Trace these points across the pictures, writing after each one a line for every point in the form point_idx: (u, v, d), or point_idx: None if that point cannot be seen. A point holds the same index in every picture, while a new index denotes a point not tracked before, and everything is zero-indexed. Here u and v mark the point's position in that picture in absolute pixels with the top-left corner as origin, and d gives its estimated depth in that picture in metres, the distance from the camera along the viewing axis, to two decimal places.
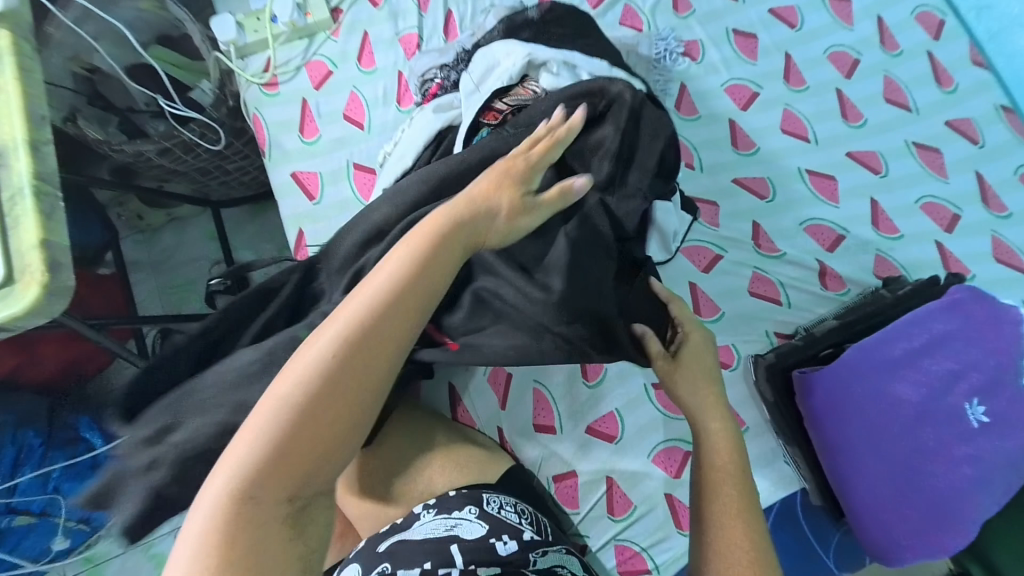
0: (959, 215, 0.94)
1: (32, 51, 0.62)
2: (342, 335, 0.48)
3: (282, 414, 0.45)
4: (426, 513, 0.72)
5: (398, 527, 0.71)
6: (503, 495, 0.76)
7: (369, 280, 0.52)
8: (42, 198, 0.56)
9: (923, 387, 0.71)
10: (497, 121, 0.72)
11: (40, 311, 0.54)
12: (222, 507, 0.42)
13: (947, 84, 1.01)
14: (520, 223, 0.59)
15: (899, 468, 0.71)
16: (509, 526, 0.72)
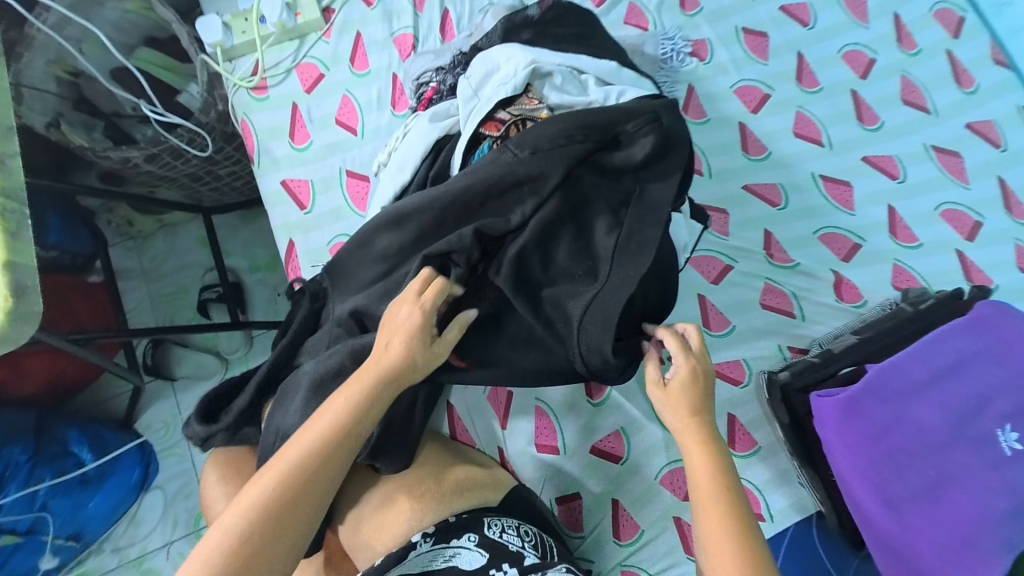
0: (981, 223, 0.90)
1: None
2: (291, 466, 0.58)
3: (233, 536, 0.55)
4: (423, 543, 0.69)
5: (393, 561, 0.68)
6: (505, 518, 0.74)
7: (316, 417, 0.62)
8: (6, 215, 0.52)
9: (950, 409, 0.68)
10: (499, 133, 0.67)
11: (6, 337, 0.50)
12: None
13: (968, 84, 0.96)
14: (428, 358, 0.64)
15: (922, 495, 0.67)
16: (510, 553, 0.69)
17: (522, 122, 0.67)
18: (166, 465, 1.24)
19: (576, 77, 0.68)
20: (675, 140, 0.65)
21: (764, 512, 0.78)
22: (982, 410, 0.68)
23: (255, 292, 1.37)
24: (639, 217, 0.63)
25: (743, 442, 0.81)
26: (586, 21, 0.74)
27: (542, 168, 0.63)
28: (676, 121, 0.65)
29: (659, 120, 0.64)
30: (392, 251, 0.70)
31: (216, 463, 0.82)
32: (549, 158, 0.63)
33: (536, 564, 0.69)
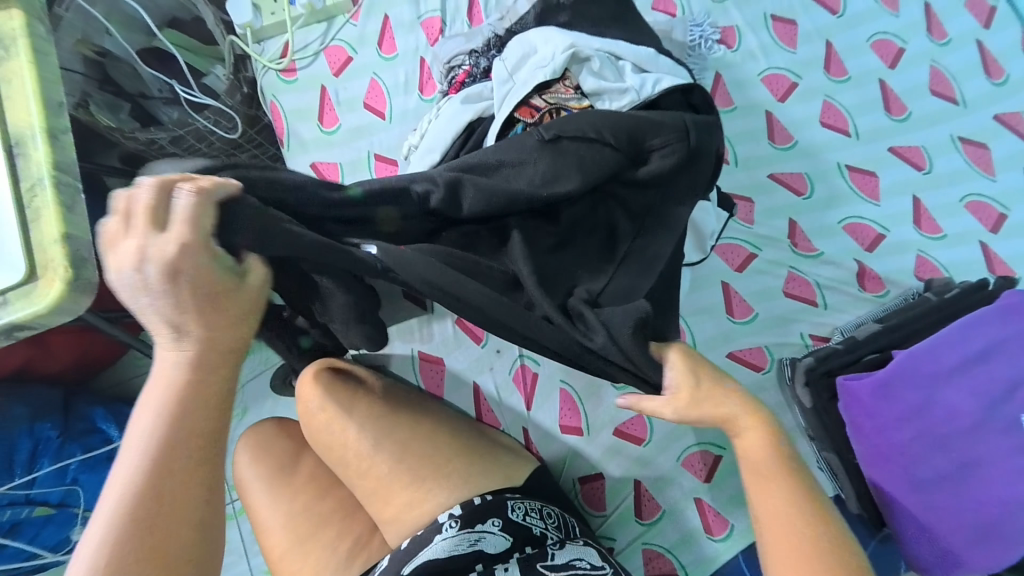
0: (1006, 215, 0.90)
1: (45, 33, 0.58)
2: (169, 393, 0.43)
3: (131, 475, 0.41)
4: (448, 527, 0.69)
5: (420, 544, 0.68)
6: (528, 500, 0.75)
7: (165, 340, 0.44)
8: (61, 188, 0.53)
9: (979, 394, 0.69)
10: (533, 119, 0.68)
11: (63, 310, 0.51)
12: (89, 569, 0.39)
13: (997, 75, 0.96)
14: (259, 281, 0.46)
15: (951, 476, 0.69)
16: (534, 536, 0.71)
17: (557, 111, 0.68)
18: None
19: (614, 68, 0.68)
20: (703, 158, 0.64)
21: None
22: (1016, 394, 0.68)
23: None
24: (657, 231, 0.63)
25: None
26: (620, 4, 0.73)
27: (561, 159, 0.60)
28: (705, 136, 0.63)
29: (688, 136, 0.62)
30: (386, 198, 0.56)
31: (245, 441, 0.81)
32: (569, 150, 0.60)
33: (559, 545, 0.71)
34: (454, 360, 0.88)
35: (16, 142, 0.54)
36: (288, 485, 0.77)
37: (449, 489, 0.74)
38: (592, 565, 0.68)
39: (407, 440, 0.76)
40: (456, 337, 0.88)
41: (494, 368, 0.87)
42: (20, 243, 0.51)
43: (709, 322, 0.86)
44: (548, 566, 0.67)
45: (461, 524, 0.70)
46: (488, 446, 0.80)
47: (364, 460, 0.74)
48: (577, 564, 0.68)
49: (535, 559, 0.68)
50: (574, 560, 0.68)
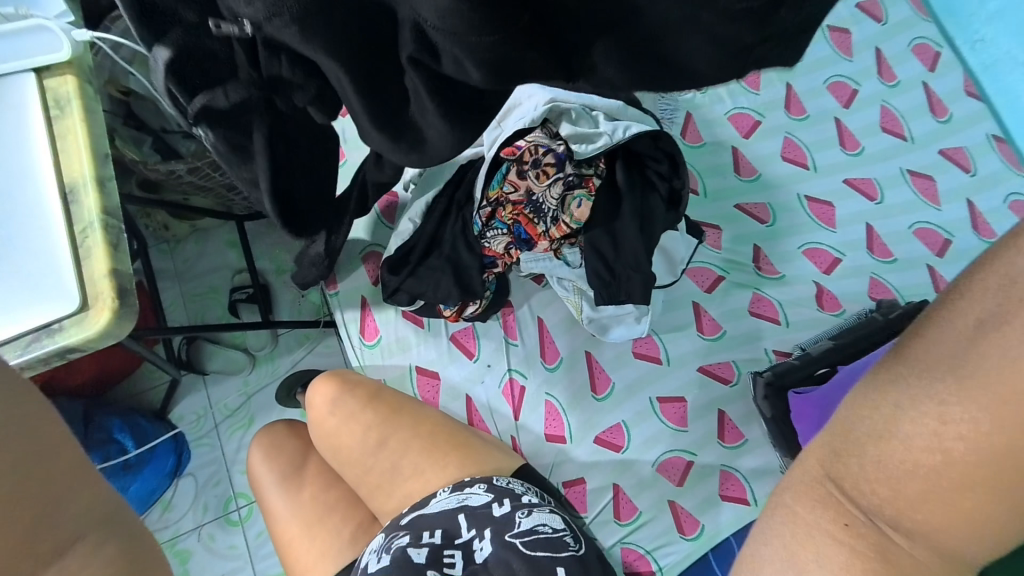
0: (951, 241, 1.00)
1: (94, 93, 0.68)
2: None
3: None
4: (442, 492, 0.77)
5: (418, 505, 0.77)
6: (510, 475, 0.80)
7: None
8: (109, 230, 0.61)
9: None
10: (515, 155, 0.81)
11: (110, 334, 0.59)
12: None
13: (942, 114, 1.06)
14: None
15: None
16: (512, 493, 0.75)
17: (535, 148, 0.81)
18: (198, 453, 1.36)
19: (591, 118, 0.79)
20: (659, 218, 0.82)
21: (749, 497, 0.90)
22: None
23: (280, 293, 1.49)
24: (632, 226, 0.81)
25: (732, 435, 0.92)
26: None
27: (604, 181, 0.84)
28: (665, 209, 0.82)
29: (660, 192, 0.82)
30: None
31: (259, 440, 0.88)
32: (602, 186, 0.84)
33: (532, 502, 0.74)
34: (448, 374, 0.95)
35: (70, 190, 0.62)
36: (298, 481, 0.85)
37: (444, 475, 0.81)
38: (554, 531, 0.69)
39: (408, 435, 0.84)
40: (451, 353, 0.95)
41: (485, 381, 0.95)
42: (72, 277, 0.59)
43: (682, 339, 0.95)
44: (513, 535, 0.68)
45: (451, 490, 0.77)
46: (482, 442, 0.86)
47: (371, 454, 0.83)
48: (540, 529, 0.69)
49: (505, 526, 0.69)
50: (538, 526, 0.69)
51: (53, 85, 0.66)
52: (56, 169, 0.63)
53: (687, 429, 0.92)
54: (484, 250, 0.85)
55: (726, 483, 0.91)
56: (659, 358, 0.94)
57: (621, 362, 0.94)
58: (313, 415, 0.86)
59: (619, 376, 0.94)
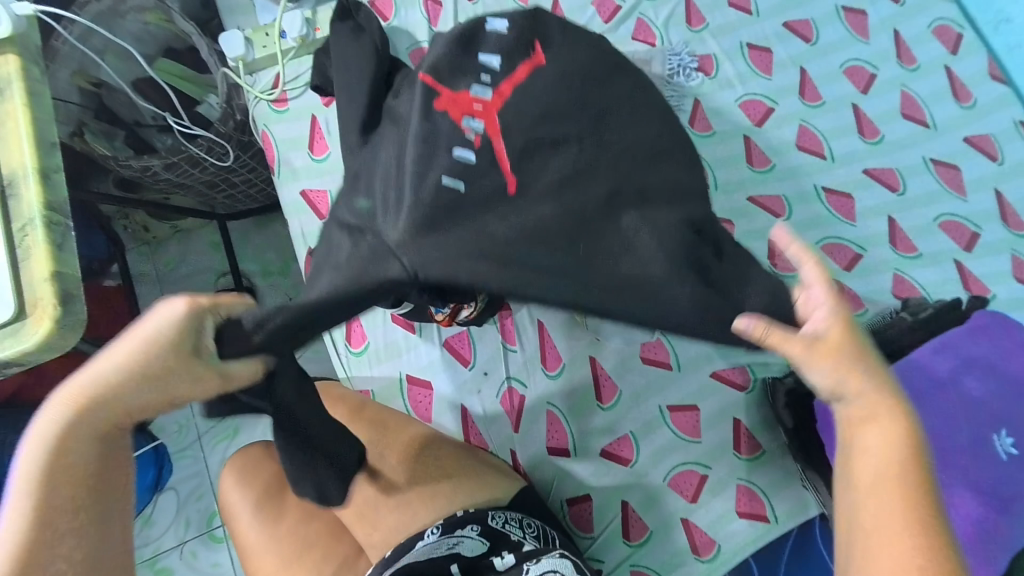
0: (979, 234, 0.93)
1: (40, 75, 0.60)
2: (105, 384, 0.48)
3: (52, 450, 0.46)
4: (430, 533, 0.69)
5: (402, 549, 0.68)
6: (509, 511, 0.75)
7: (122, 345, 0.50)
8: (52, 228, 0.54)
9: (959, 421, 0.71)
10: None
11: (51, 347, 0.52)
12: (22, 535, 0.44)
13: (966, 99, 0.99)
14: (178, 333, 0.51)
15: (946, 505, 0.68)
16: (511, 541, 0.71)
17: None
18: (180, 466, 1.29)
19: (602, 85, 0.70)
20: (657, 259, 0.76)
21: (769, 514, 0.83)
22: (997, 398, 0.72)
23: (267, 296, 1.42)
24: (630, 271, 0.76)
25: (748, 446, 0.85)
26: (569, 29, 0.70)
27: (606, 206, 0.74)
28: None
29: None
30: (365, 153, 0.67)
31: (232, 464, 0.82)
32: None
33: (535, 550, 0.69)
34: (442, 384, 0.88)
35: (8, 184, 0.55)
36: (276, 508, 0.78)
37: (432, 509, 0.74)
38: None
39: (396, 463, 0.78)
40: (444, 360, 0.88)
41: (482, 391, 0.88)
42: (7, 282, 0.52)
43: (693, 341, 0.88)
44: None
45: (442, 532, 0.69)
46: (474, 467, 0.80)
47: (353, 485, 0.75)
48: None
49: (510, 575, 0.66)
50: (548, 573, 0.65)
51: None
52: None
53: (700, 440, 0.85)
54: None
55: (743, 499, 0.84)
56: (669, 363, 0.87)
57: (627, 368, 0.87)
58: None
59: (626, 384, 0.87)
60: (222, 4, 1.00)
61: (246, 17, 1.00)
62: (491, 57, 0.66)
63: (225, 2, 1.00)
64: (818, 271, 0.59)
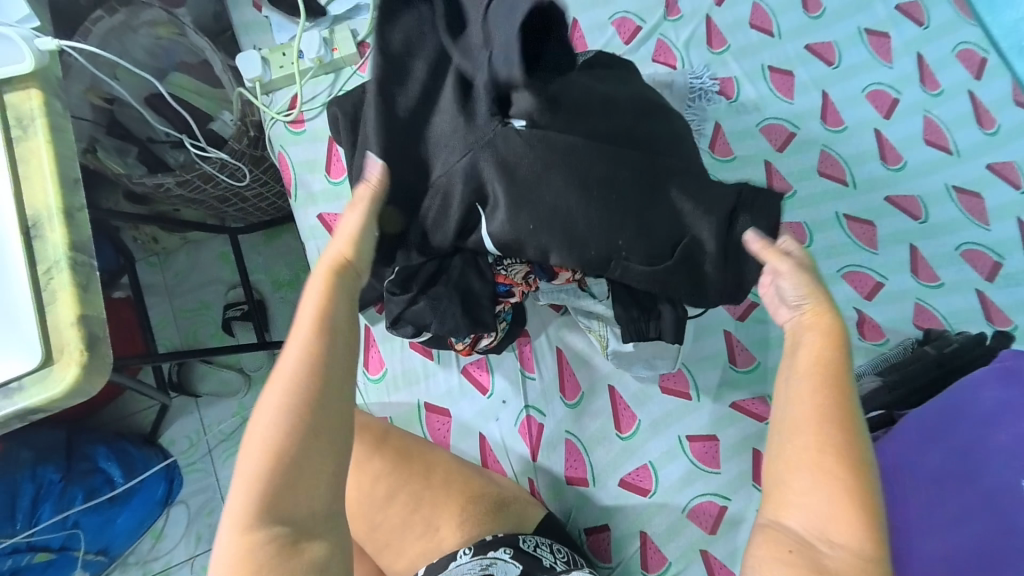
0: (1001, 263, 0.93)
1: (63, 110, 0.59)
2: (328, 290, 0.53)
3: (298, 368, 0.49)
4: (463, 554, 0.71)
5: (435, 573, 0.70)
6: (538, 536, 0.75)
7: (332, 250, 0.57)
8: (77, 269, 0.54)
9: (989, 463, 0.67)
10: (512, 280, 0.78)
11: (77, 392, 0.52)
12: (280, 427, 0.48)
13: (989, 125, 0.98)
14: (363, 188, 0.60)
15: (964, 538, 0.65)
16: (543, 567, 0.71)
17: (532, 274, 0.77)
18: (189, 480, 1.28)
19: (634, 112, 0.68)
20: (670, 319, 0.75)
21: None
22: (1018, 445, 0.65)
23: (277, 309, 1.42)
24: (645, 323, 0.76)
25: None
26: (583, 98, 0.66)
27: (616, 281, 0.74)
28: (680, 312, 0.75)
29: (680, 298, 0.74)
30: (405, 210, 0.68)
31: None
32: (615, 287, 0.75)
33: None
34: (459, 411, 0.87)
35: (32, 225, 0.54)
36: None
37: (462, 532, 0.74)
38: None
39: (419, 493, 0.76)
40: (462, 388, 0.88)
41: (500, 418, 0.87)
42: (35, 327, 0.52)
43: (712, 371, 0.88)
44: None
45: (475, 552, 0.71)
46: (501, 492, 0.80)
47: (386, 502, 0.75)
48: None
49: None
50: None
51: (14, 101, 0.57)
52: (16, 201, 0.54)
53: (719, 470, 0.85)
54: (498, 278, 0.78)
55: None
56: (688, 393, 0.87)
57: (645, 398, 0.87)
58: None
59: (645, 413, 0.87)
60: (238, 22, 0.99)
61: (262, 34, 0.99)
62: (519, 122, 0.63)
63: (241, 20, 1.00)
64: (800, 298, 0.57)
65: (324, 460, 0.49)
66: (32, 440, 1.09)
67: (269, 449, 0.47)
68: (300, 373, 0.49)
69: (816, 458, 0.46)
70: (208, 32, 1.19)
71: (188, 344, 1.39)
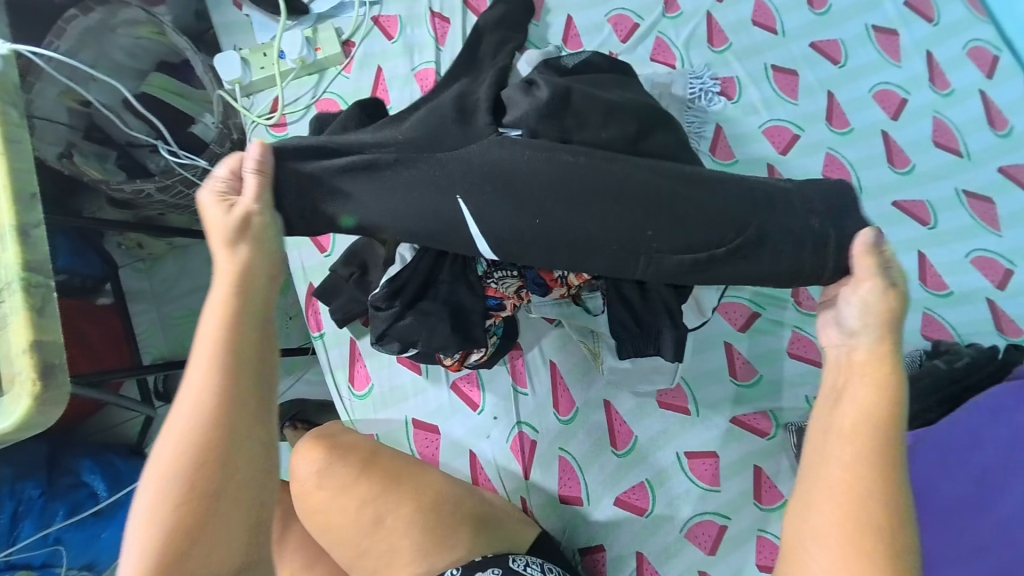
0: (1013, 271, 0.89)
1: (19, 119, 0.56)
2: (223, 317, 0.48)
3: (196, 412, 0.46)
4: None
5: None
6: (529, 554, 0.72)
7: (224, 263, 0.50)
8: (32, 291, 0.50)
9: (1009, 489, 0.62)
10: (502, 295, 0.73)
11: (32, 424, 0.49)
12: (174, 478, 0.44)
13: (1001, 126, 0.94)
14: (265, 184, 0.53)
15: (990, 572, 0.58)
16: None
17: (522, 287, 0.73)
18: None
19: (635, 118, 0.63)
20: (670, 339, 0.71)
21: None
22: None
23: None
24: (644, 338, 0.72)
25: (770, 495, 0.82)
26: (580, 101, 0.61)
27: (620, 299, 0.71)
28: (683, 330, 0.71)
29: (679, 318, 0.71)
30: (379, 188, 0.54)
31: None
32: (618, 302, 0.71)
33: None
34: (450, 428, 0.84)
35: None
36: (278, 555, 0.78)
37: (453, 552, 0.71)
38: None
39: (408, 515, 0.73)
40: (452, 404, 0.84)
41: (492, 436, 0.84)
42: None
43: (712, 385, 0.84)
44: None
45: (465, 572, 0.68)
46: (494, 512, 0.76)
47: (374, 526, 0.72)
48: None
49: None
50: None
51: None
52: None
53: (720, 489, 0.82)
54: (487, 291, 0.73)
55: (764, 552, 0.80)
56: (687, 408, 0.84)
57: (643, 413, 0.84)
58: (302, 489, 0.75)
59: (642, 429, 0.83)
60: (218, 21, 0.95)
61: (243, 34, 0.95)
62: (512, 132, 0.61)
63: (221, 19, 0.95)
64: (874, 290, 0.50)
65: (228, 501, 0.46)
66: (15, 456, 1.06)
67: (171, 497, 0.44)
68: (196, 417, 0.46)
69: (837, 532, 0.44)
70: (190, 31, 1.15)
71: (176, 352, 1.36)
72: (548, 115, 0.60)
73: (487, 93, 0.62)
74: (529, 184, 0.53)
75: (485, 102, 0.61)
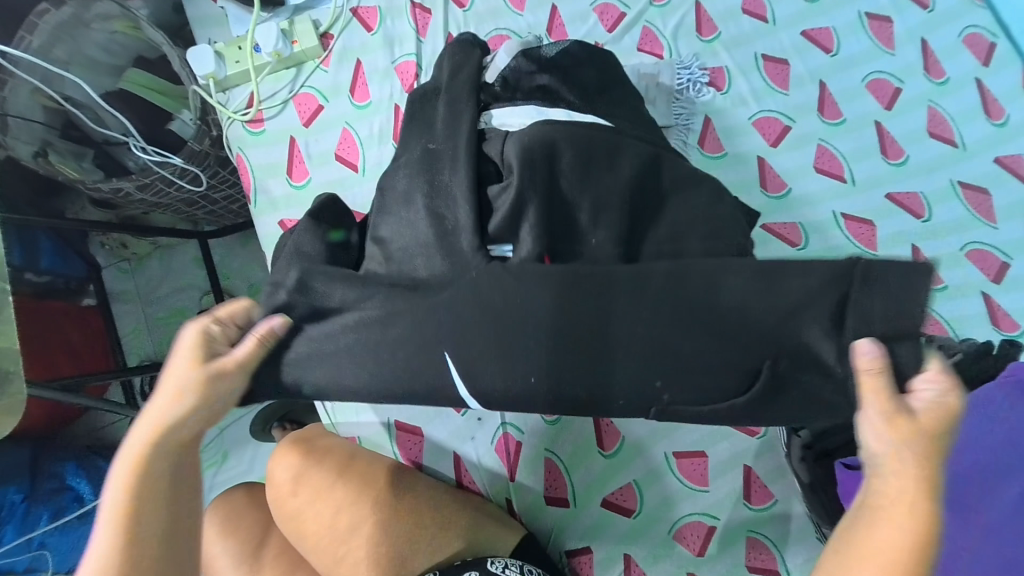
0: (1009, 264, 0.87)
1: None
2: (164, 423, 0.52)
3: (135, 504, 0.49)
4: None
5: None
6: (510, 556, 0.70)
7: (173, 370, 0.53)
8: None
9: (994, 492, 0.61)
10: None
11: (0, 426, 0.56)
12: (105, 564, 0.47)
13: (998, 116, 0.91)
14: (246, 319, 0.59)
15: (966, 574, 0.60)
16: None
17: None
18: None
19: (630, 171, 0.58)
20: None
21: (780, 569, 0.78)
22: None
23: None
24: None
25: (759, 495, 0.80)
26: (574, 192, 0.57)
27: None
28: None
29: None
30: (379, 339, 0.56)
31: (214, 511, 0.81)
32: None
33: None
34: (433, 431, 0.82)
35: None
36: (257, 561, 0.77)
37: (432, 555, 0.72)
38: None
39: (387, 518, 0.72)
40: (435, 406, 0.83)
41: (475, 437, 0.82)
42: None
43: None
44: None
45: None
46: (474, 513, 0.76)
47: (344, 538, 0.71)
48: None
49: None
50: None
51: None
52: None
53: (708, 489, 0.80)
54: None
55: (754, 553, 0.79)
56: None
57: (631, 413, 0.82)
58: (283, 488, 0.76)
59: (630, 429, 0.82)
60: (192, 14, 0.92)
61: (217, 28, 0.92)
62: (503, 248, 0.57)
63: (196, 13, 0.93)
64: (907, 437, 0.46)
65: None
66: None
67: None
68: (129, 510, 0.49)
69: None
70: (167, 25, 1.12)
71: (162, 354, 1.34)
72: (540, 232, 0.55)
73: (465, 210, 0.56)
74: (522, 332, 0.52)
75: (466, 220, 0.56)
